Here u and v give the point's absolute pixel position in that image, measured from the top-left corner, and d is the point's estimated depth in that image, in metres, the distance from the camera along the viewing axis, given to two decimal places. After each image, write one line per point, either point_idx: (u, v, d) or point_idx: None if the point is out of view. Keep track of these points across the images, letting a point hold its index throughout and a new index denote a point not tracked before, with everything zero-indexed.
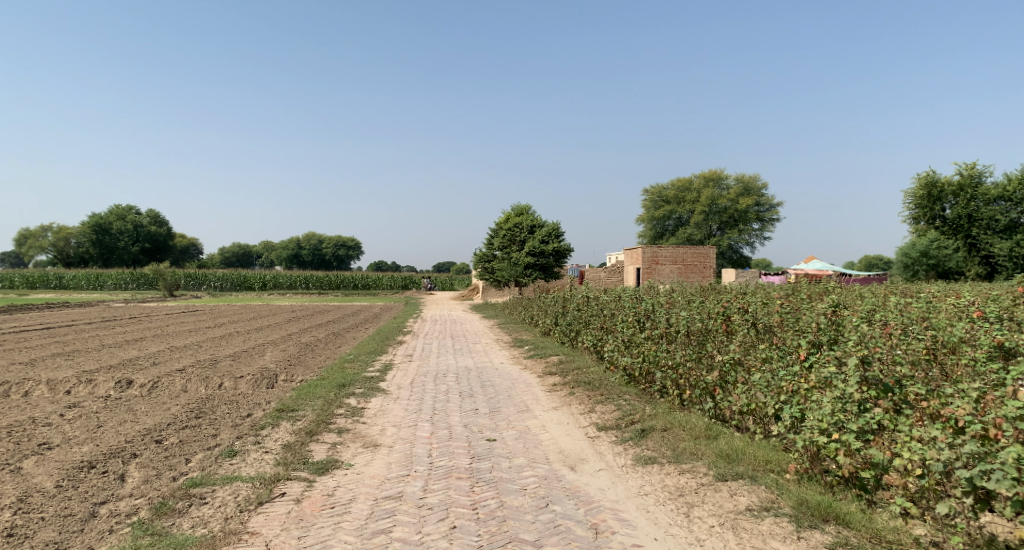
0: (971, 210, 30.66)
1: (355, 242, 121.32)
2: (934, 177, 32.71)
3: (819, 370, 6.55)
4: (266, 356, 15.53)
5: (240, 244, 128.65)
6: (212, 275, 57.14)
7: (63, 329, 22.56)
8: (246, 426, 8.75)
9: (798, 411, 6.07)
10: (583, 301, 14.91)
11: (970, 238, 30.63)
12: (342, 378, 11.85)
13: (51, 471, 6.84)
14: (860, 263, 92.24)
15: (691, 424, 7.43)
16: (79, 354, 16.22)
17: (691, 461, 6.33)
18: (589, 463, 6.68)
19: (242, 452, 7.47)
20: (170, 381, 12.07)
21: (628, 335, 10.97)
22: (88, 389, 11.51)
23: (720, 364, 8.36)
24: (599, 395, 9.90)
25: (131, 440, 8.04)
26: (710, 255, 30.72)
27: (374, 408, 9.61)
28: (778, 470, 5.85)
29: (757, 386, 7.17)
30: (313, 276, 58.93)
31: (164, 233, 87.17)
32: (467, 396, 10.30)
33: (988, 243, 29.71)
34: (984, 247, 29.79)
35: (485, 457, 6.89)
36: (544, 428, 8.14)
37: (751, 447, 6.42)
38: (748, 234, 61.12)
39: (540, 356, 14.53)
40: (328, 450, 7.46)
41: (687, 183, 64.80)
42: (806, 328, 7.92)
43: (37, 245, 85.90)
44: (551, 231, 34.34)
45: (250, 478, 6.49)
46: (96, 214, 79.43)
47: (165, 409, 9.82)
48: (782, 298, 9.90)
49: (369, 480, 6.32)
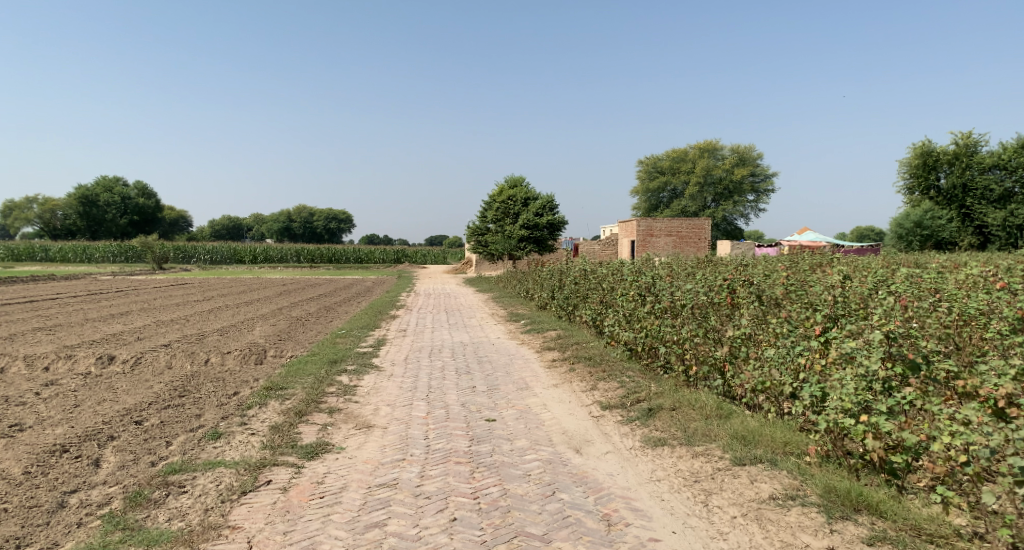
0: (966, 180, 30.32)
1: (346, 215, 120.30)
2: (929, 146, 32.51)
3: (839, 345, 6.12)
4: (255, 332, 15.06)
5: (230, 217, 127.26)
6: (202, 248, 56.28)
7: (48, 302, 22.04)
8: (232, 405, 8.31)
9: (818, 390, 5.64)
10: (580, 274, 14.51)
11: (964, 208, 30.15)
12: (333, 354, 11.44)
13: (21, 455, 6.40)
14: (852, 234, 92.13)
15: (702, 402, 7.03)
16: (62, 329, 15.70)
17: (704, 443, 5.94)
18: (596, 445, 6.30)
19: (227, 434, 7.04)
20: (154, 357, 11.62)
21: (629, 309, 10.53)
22: (68, 365, 11.06)
23: (730, 339, 7.97)
24: (601, 372, 9.51)
25: (109, 421, 7.59)
26: (705, 227, 30.31)
27: (367, 386, 9.21)
28: (799, 454, 5.43)
29: (772, 362, 6.78)
30: (304, 249, 58.15)
31: (154, 205, 86.11)
32: (463, 373, 9.88)
33: (981, 213, 29.10)
34: (978, 218, 29.22)
35: (485, 439, 6.49)
36: (545, 408, 7.76)
37: (768, 427, 6.02)
38: (742, 206, 60.85)
39: (537, 331, 14.12)
40: (319, 432, 7.04)
41: (682, 153, 64.27)
42: (818, 302, 7.54)
43: (23, 217, 84.75)
44: (545, 203, 33.73)
45: (234, 463, 6.07)
46: (83, 185, 78.31)
47: (147, 387, 9.38)
48: (789, 270, 9.49)
49: (361, 466, 5.91)
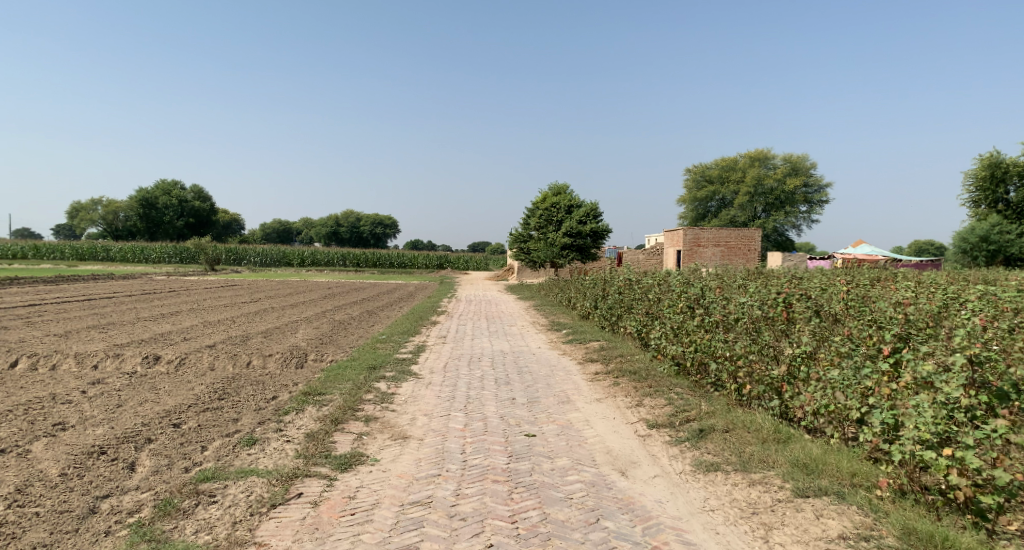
0: None
1: (392, 220, 121.49)
2: (998, 157, 31.09)
3: (915, 369, 5.69)
4: (298, 334, 15.03)
5: (280, 221, 129.64)
6: (253, 251, 57.24)
7: (104, 300, 22.50)
8: (269, 410, 8.16)
9: (889, 417, 5.24)
10: (624, 284, 14.07)
11: None
12: (373, 360, 11.26)
13: (58, 456, 6.28)
14: (911, 248, 88.98)
15: (758, 424, 6.62)
16: (113, 327, 15.90)
17: (762, 470, 5.54)
18: (642, 468, 5.93)
19: (262, 441, 6.86)
20: (198, 358, 11.62)
21: (676, 322, 10.08)
22: (115, 364, 11.11)
23: (788, 356, 7.52)
24: (647, 387, 9.09)
25: (148, 423, 7.48)
26: (755, 238, 29.48)
27: (405, 394, 8.97)
28: (868, 486, 5.03)
29: (836, 384, 6.36)
30: (351, 254, 58.76)
31: (209, 208, 88.30)
32: (503, 384, 9.57)
33: None
34: None
35: (524, 456, 6.17)
36: (589, 424, 7.40)
37: (831, 455, 5.60)
38: (795, 216, 59.23)
39: (579, 341, 13.74)
40: (354, 442, 6.82)
41: (732, 162, 63.12)
42: (883, 319, 7.08)
43: (86, 217, 87.81)
44: (590, 210, 33.27)
45: (266, 472, 5.88)
46: (143, 187, 80.73)
47: (188, 389, 9.31)
48: (848, 284, 8.97)
49: (395, 480, 5.66)
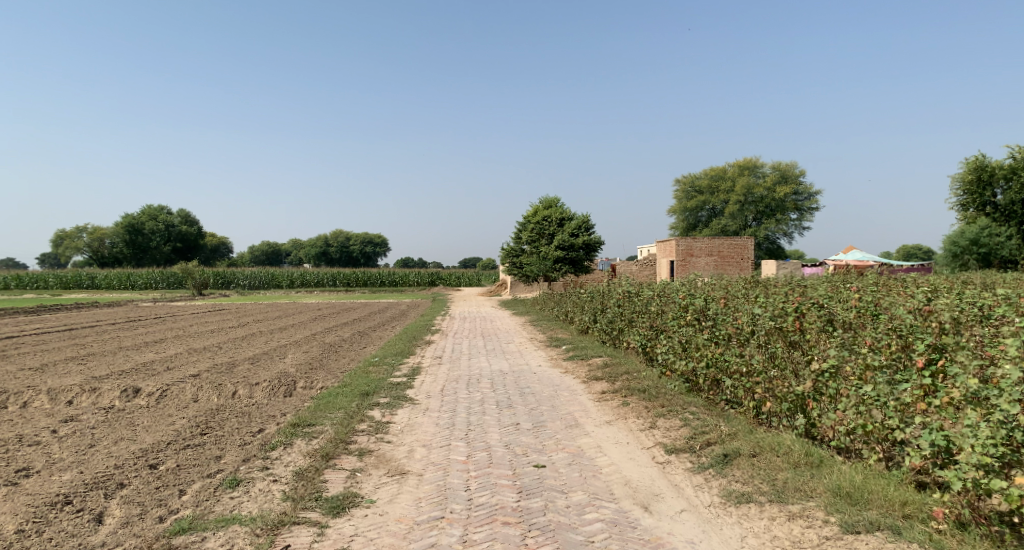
0: None
1: (382, 238, 120.90)
2: (984, 160, 31.05)
3: (960, 381, 5.30)
4: (287, 360, 14.39)
5: (270, 242, 128.88)
6: (241, 273, 56.44)
7: (87, 330, 21.74)
8: (255, 445, 7.55)
9: (942, 438, 4.85)
10: (624, 297, 13.53)
11: None
12: (366, 385, 10.63)
13: (17, 509, 5.65)
14: (900, 253, 89.25)
15: (786, 446, 6.10)
16: (93, 358, 15.16)
17: (801, 502, 5.10)
18: (667, 501, 5.41)
19: (246, 482, 6.27)
20: (180, 389, 10.96)
21: (684, 337, 9.51)
22: (91, 399, 10.44)
23: (811, 371, 7.01)
24: (659, 407, 8.54)
25: (121, 465, 6.84)
26: (748, 246, 29.08)
27: (401, 422, 8.37)
28: (923, 519, 4.65)
29: (869, 400, 5.94)
30: (340, 273, 58.11)
31: (196, 232, 87.34)
32: (505, 407, 8.99)
33: None
34: None
35: (536, 492, 5.61)
36: (601, 451, 6.85)
37: (875, 480, 5.18)
38: (785, 224, 59.10)
39: (581, 358, 13.18)
40: (347, 480, 6.23)
41: (721, 172, 63.20)
42: (904, 327, 6.62)
43: (73, 245, 86.44)
44: (581, 223, 32.77)
45: (250, 519, 5.29)
46: (129, 213, 79.79)
47: (169, 424, 8.67)
48: (864, 291, 8.50)
49: (394, 525, 5.09)
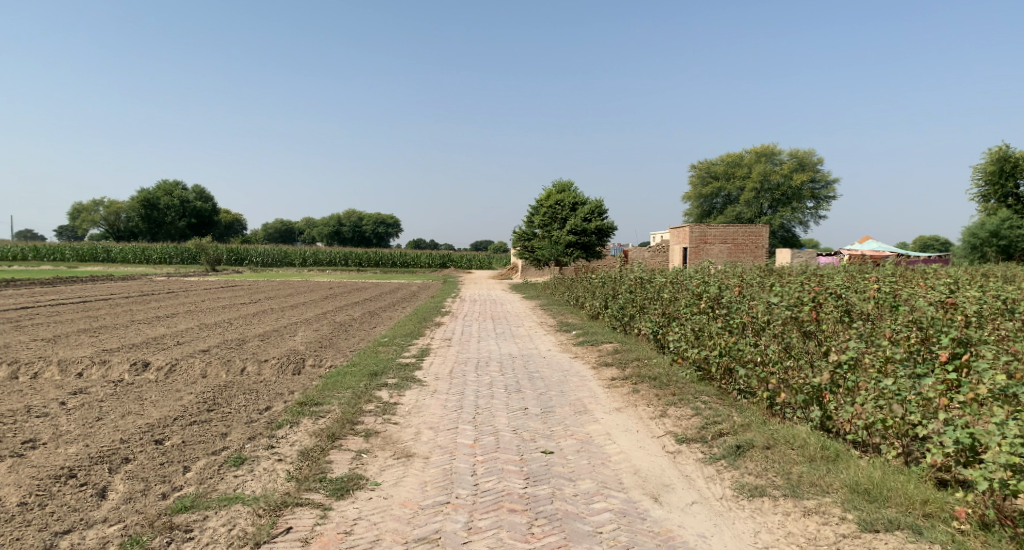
0: None
1: (395, 219, 120.85)
2: (1007, 151, 30.44)
3: (985, 377, 5.15)
4: (297, 338, 14.33)
5: (283, 220, 129.24)
6: (254, 250, 56.56)
7: (100, 303, 21.78)
8: (261, 423, 7.48)
9: (966, 436, 4.71)
10: (636, 282, 13.34)
11: None
12: (375, 365, 10.55)
13: (21, 481, 5.60)
14: (916, 244, 88.29)
15: (801, 439, 5.95)
16: (105, 331, 15.18)
17: (816, 498, 4.96)
18: (678, 492, 5.29)
19: (251, 460, 6.19)
20: (189, 364, 10.92)
21: (696, 325, 9.33)
22: (101, 372, 10.42)
23: (828, 362, 6.83)
24: (670, 395, 8.39)
25: (127, 439, 6.78)
26: (763, 234, 28.73)
27: (408, 404, 8.28)
28: (944, 519, 4.52)
29: (888, 394, 5.78)
30: (352, 253, 58.15)
31: (211, 208, 87.68)
32: (514, 392, 8.87)
33: None
34: None
35: (544, 479, 5.49)
36: (610, 438, 6.73)
37: (894, 477, 5.05)
38: (801, 213, 58.51)
39: (590, 343, 13.05)
40: (353, 461, 6.14)
41: (737, 158, 62.53)
42: (925, 319, 6.43)
43: (88, 218, 86.98)
44: (595, 208, 32.51)
45: (252, 498, 5.22)
46: (144, 188, 80.10)
47: (176, 400, 8.61)
48: (883, 281, 8.28)
49: (398, 510, 4.99)
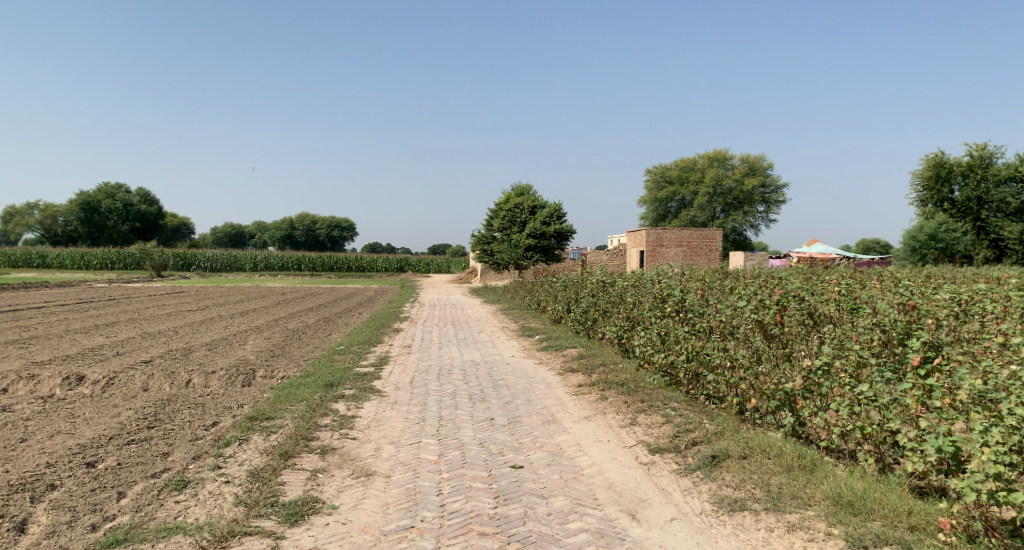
0: (981, 193, 28.91)
1: (349, 222, 119.12)
2: (942, 157, 31.48)
3: (961, 382, 5.02)
4: (246, 346, 13.73)
5: (233, 224, 126.21)
6: (202, 255, 54.86)
7: (32, 312, 20.64)
8: (207, 441, 6.99)
9: (948, 444, 4.56)
10: (598, 286, 13.14)
11: (979, 221, 28.44)
12: (330, 375, 10.08)
13: None
14: (858, 246, 90.72)
15: (777, 448, 5.75)
16: (37, 342, 14.28)
17: (799, 511, 4.77)
18: (656, 508, 5.03)
19: (195, 483, 5.72)
20: (128, 377, 10.26)
21: (662, 329, 9.12)
22: (30, 387, 9.70)
23: (799, 367, 6.64)
24: (639, 402, 8.17)
25: (55, 463, 6.22)
26: (717, 237, 28.96)
27: (367, 417, 7.87)
28: (931, 532, 4.36)
29: (864, 400, 5.62)
30: (305, 257, 56.97)
31: (156, 212, 85.03)
32: (478, 401, 8.53)
33: (997, 226, 27.52)
34: (993, 230, 27.59)
35: (514, 497, 5.17)
36: (581, 450, 6.45)
37: (876, 487, 4.88)
38: (753, 216, 59.65)
39: (554, 348, 12.78)
40: (307, 482, 5.73)
41: (691, 163, 63.28)
42: (889, 321, 6.33)
43: (24, 222, 83.39)
44: (553, 211, 32.32)
45: (196, 528, 4.78)
46: (83, 190, 77.21)
47: (113, 416, 8.02)
48: (846, 284, 8.21)
49: (358, 537, 4.62)
